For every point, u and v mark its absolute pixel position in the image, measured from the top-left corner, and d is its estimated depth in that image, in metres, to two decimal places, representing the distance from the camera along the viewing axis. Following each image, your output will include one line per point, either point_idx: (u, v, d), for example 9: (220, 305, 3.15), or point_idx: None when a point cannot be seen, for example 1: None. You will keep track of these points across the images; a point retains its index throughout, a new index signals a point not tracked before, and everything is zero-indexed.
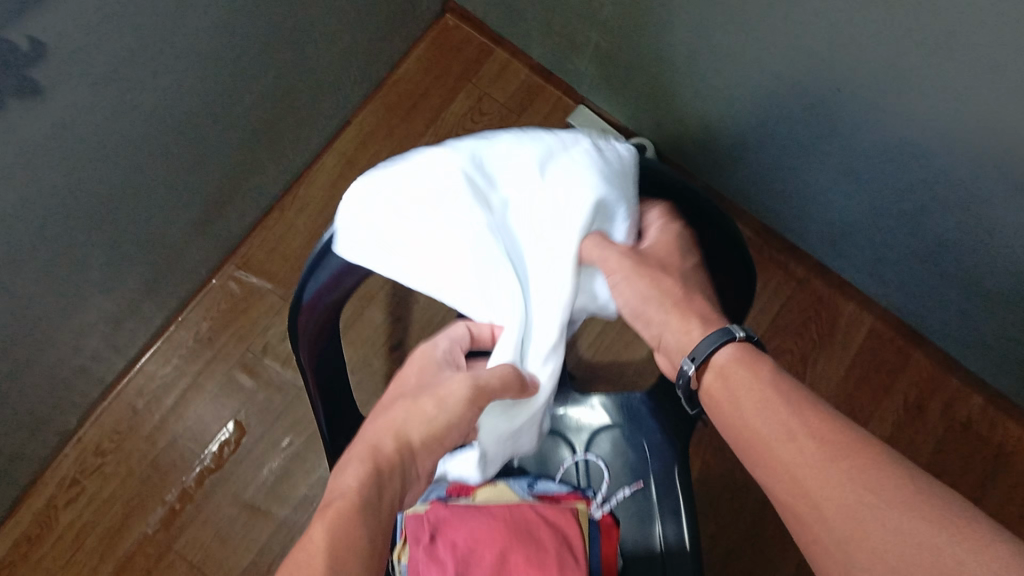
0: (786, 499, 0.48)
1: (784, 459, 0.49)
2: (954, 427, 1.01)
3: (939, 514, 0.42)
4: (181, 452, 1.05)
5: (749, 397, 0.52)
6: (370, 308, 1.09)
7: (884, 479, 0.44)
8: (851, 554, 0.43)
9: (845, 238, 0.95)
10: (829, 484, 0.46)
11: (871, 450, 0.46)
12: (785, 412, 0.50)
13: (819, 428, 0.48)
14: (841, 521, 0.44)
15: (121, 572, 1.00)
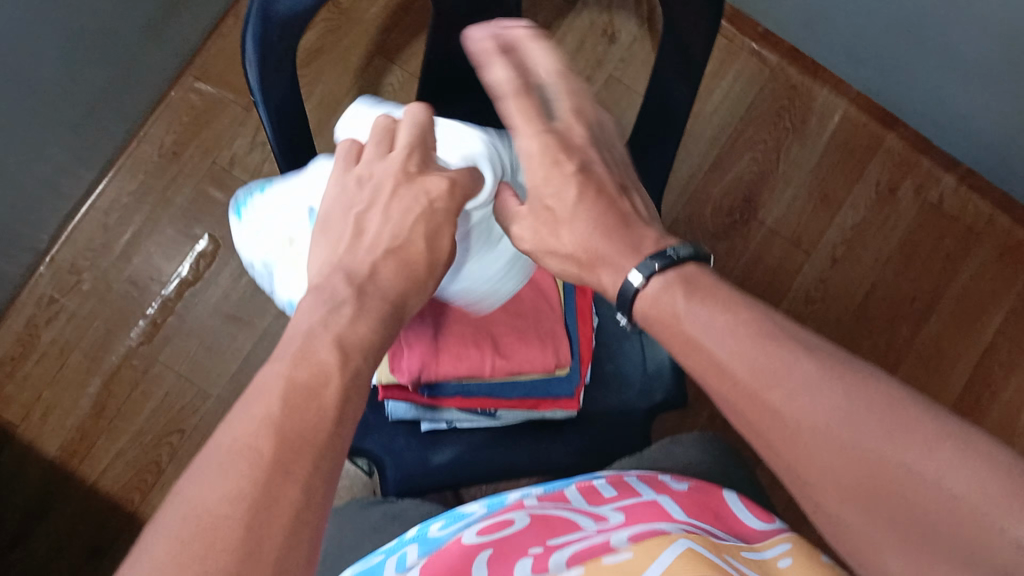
0: (733, 412, 0.42)
1: (725, 397, 0.42)
2: (925, 207, 1.10)
3: (900, 430, 0.36)
4: (156, 267, 1.06)
5: (687, 318, 0.45)
6: (337, 115, 1.08)
7: (842, 403, 0.38)
8: (811, 482, 0.39)
9: (824, 3, 1.00)
10: (773, 418, 0.40)
11: (807, 360, 0.40)
12: (715, 349, 0.43)
13: (740, 358, 0.42)
14: (792, 453, 0.39)
15: (109, 384, 1.03)
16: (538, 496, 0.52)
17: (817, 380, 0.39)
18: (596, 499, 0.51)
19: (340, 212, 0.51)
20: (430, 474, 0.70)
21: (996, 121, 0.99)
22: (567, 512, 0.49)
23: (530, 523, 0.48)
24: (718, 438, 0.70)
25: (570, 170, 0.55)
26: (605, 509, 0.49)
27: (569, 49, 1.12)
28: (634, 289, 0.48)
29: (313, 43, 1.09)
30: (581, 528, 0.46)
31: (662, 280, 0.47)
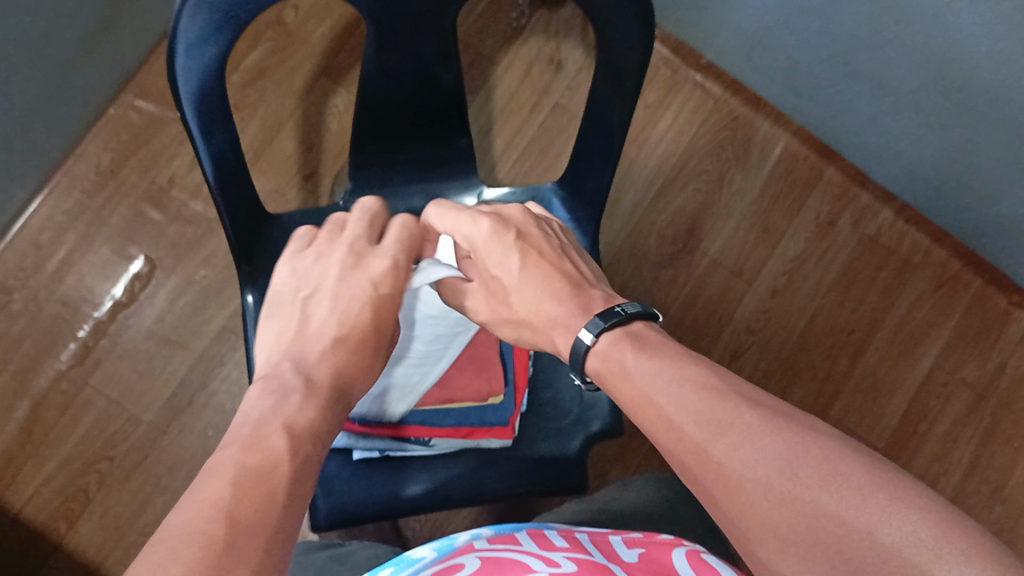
0: (680, 468, 0.41)
1: (674, 451, 0.41)
2: (863, 240, 1.12)
3: (837, 480, 0.35)
4: (89, 289, 1.03)
5: (636, 373, 0.45)
6: (280, 136, 1.07)
7: (783, 454, 0.37)
8: (750, 534, 0.37)
9: (767, 36, 1.02)
10: (716, 471, 0.38)
11: (751, 413, 0.39)
12: (664, 402, 0.42)
13: (688, 412, 0.41)
14: (734, 506, 0.37)
15: (37, 409, 1.00)
16: (489, 537, 0.48)
17: (762, 433, 0.38)
18: (547, 545, 0.46)
19: (289, 297, 0.55)
20: (358, 506, 0.69)
21: (928, 155, 1.02)
22: (518, 555, 0.44)
23: (481, 565, 0.43)
24: (664, 478, 0.70)
25: (511, 241, 0.56)
26: (557, 555, 0.44)
27: (515, 76, 1.12)
28: (585, 347, 0.49)
29: (257, 63, 1.08)
30: (533, 569, 0.41)
31: (610, 338, 0.48)
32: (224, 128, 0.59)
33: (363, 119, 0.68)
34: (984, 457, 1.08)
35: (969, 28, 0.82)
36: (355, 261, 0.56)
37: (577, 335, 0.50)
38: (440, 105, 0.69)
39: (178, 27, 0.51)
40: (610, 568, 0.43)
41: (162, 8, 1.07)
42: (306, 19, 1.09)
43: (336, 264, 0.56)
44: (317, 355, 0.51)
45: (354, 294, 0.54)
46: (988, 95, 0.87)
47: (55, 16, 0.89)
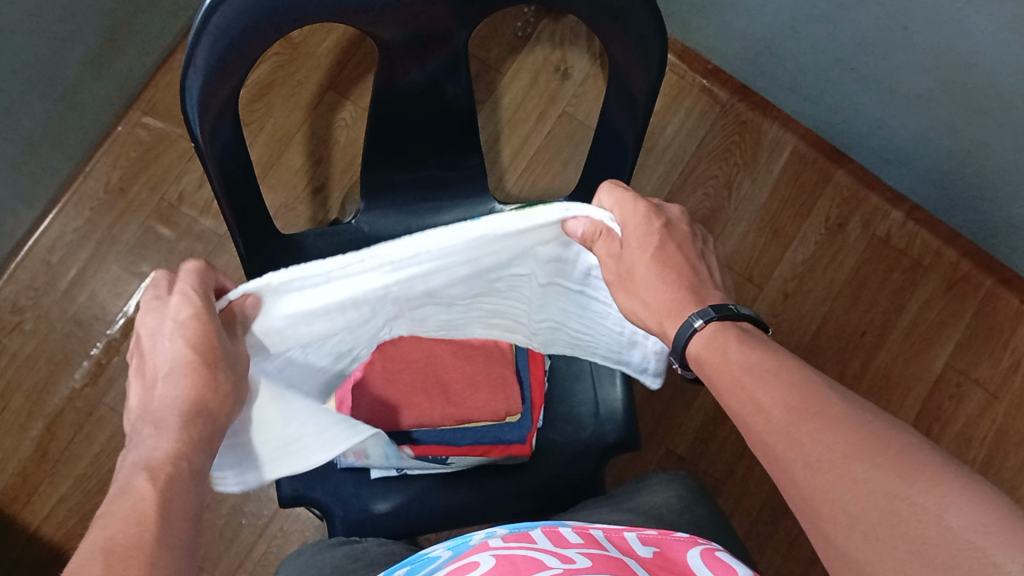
0: (761, 449, 0.42)
1: (756, 431, 0.42)
2: (875, 241, 1.12)
3: (914, 471, 0.36)
4: (101, 305, 1.04)
5: (730, 355, 0.45)
6: (289, 150, 1.08)
7: (863, 442, 0.38)
8: (823, 514, 0.38)
9: (775, 42, 1.02)
10: (798, 453, 0.39)
11: (838, 401, 0.40)
12: (749, 382, 0.43)
13: (775, 394, 0.42)
14: (807, 482, 0.39)
15: (51, 428, 1.00)
16: (504, 535, 0.47)
17: (846, 419, 0.39)
18: (561, 542, 0.46)
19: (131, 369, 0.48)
20: (377, 524, 0.69)
21: (939, 158, 1.02)
22: (533, 552, 0.44)
23: (495, 564, 0.43)
24: (677, 476, 0.70)
25: (659, 226, 0.51)
26: (571, 552, 0.44)
27: (522, 85, 1.12)
28: (692, 331, 0.47)
29: (264, 77, 1.08)
30: (547, 567, 0.42)
31: (719, 326, 0.47)
32: (231, 160, 0.59)
33: (376, 140, 0.68)
34: (998, 458, 1.08)
35: (975, 33, 0.82)
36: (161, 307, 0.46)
37: (685, 318, 0.48)
38: (451, 123, 0.69)
39: (192, 71, 0.51)
40: (626, 565, 0.43)
41: (170, 25, 1.07)
42: (312, 33, 1.09)
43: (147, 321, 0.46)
44: (157, 403, 0.44)
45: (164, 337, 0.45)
46: (996, 99, 0.87)
47: (61, 38, 0.89)
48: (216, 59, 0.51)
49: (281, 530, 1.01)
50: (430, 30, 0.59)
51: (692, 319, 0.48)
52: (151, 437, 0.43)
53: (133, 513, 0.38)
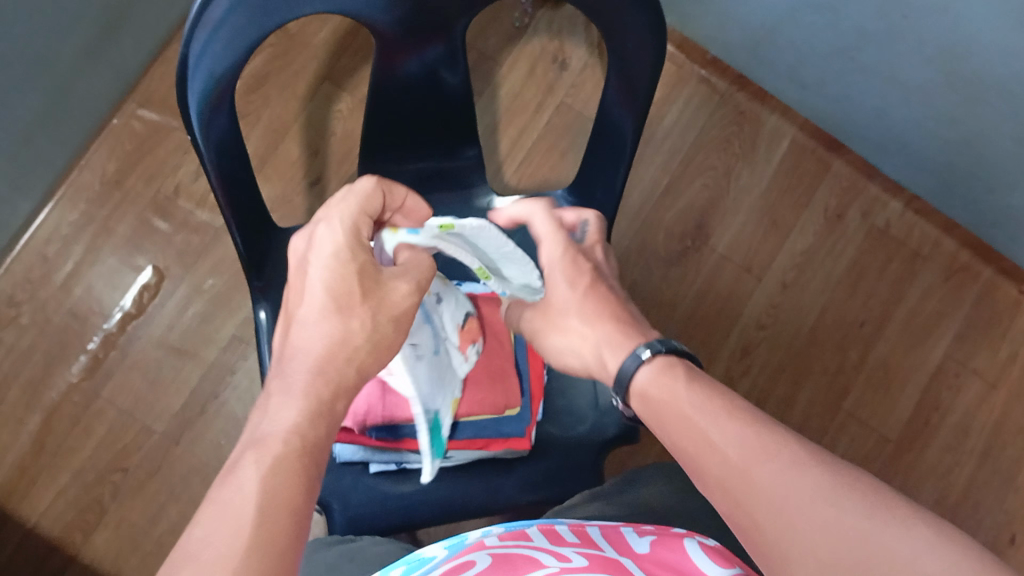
0: (717, 492, 0.42)
1: (713, 473, 0.42)
2: (872, 232, 1.12)
3: (879, 508, 0.36)
4: (97, 298, 1.03)
5: (688, 402, 0.46)
6: (285, 142, 1.07)
7: (824, 482, 0.38)
8: (786, 555, 0.37)
9: (774, 31, 1.01)
10: (762, 491, 0.39)
11: (798, 444, 0.41)
12: (710, 424, 0.44)
13: (736, 437, 0.42)
14: (771, 525, 0.38)
15: (49, 421, 1.00)
16: (499, 534, 0.48)
17: (807, 461, 0.40)
18: (558, 540, 0.47)
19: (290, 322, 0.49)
20: (376, 519, 0.68)
21: (937, 148, 1.02)
22: (529, 551, 0.45)
23: (492, 563, 0.44)
24: (674, 471, 0.69)
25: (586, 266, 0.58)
26: (568, 550, 0.45)
27: (519, 75, 1.11)
28: (641, 361, 0.50)
29: (259, 69, 1.07)
30: (543, 565, 0.43)
31: (664, 363, 0.50)
32: (233, 163, 0.59)
33: (372, 132, 0.68)
34: (995, 448, 1.09)
35: (975, 21, 0.81)
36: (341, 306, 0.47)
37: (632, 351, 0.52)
38: (450, 115, 0.69)
39: (192, 87, 0.51)
40: (621, 564, 0.43)
41: (164, 15, 1.06)
42: (309, 23, 1.09)
43: (320, 304, 0.47)
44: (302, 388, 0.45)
45: (330, 331, 0.47)
46: (995, 88, 0.87)
47: (53, 29, 0.88)
48: (212, 55, 0.51)
49: None
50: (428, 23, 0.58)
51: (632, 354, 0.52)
52: (284, 404, 0.44)
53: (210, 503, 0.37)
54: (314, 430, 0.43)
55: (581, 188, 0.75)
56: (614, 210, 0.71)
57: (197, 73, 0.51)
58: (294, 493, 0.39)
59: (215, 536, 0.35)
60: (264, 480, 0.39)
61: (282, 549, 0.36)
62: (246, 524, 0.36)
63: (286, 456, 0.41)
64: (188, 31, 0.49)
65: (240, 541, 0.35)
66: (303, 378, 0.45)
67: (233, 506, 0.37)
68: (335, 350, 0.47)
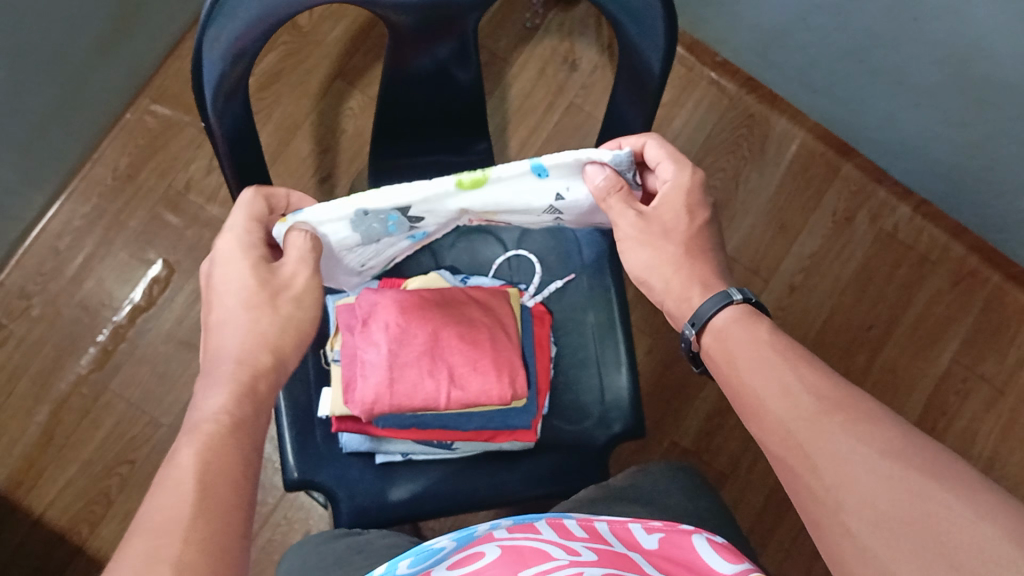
0: (779, 432, 0.44)
1: (779, 413, 0.44)
2: (880, 236, 1.12)
3: (943, 473, 0.38)
4: (107, 292, 1.04)
5: (762, 347, 0.48)
6: (296, 138, 1.08)
7: (895, 441, 0.40)
8: (843, 502, 0.40)
9: (784, 34, 1.02)
10: (830, 439, 0.42)
11: (872, 402, 0.43)
12: (785, 369, 0.46)
13: (810, 385, 0.45)
14: (832, 471, 0.41)
15: (57, 414, 1.00)
16: (507, 526, 0.47)
17: (876, 419, 0.42)
18: (567, 534, 0.46)
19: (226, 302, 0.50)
20: (382, 510, 0.69)
21: (946, 153, 1.02)
22: (539, 543, 0.45)
23: (501, 555, 0.44)
24: (681, 467, 0.70)
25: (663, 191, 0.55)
26: (578, 545, 0.45)
27: (529, 76, 1.12)
28: (728, 300, 0.51)
29: (272, 66, 1.08)
30: (553, 558, 0.43)
31: (741, 313, 0.50)
32: (248, 154, 0.60)
33: (383, 124, 0.69)
34: (1002, 454, 1.08)
35: (983, 24, 0.82)
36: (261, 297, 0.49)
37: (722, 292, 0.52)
38: (462, 109, 0.69)
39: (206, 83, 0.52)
40: (632, 560, 0.44)
41: (178, 12, 1.07)
42: (322, 21, 1.10)
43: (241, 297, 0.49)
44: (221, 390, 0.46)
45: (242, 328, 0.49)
46: (1004, 92, 0.87)
47: (69, 23, 0.89)
48: (227, 55, 0.51)
49: (285, 518, 1.00)
50: (441, 17, 0.58)
51: (714, 295, 0.52)
52: (212, 387, 0.46)
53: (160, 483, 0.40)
54: (242, 410, 0.46)
55: None
56: None
57: (212, 73, 0.51)
58: (228, 471, 0.42)
59: (158, 513, 0.38)
60: (199, 457, 0.42)
61: (221, 519, 0.39)
62: (187, 500, 0.39)
63: (218, 435, 0.43)
64: (200, 30, 0.49)
65: (181, 515, 0.38)
66: (226, 368, 0.47)
67: (170, 486, 0.40)
68: (250, 341, 0.49)
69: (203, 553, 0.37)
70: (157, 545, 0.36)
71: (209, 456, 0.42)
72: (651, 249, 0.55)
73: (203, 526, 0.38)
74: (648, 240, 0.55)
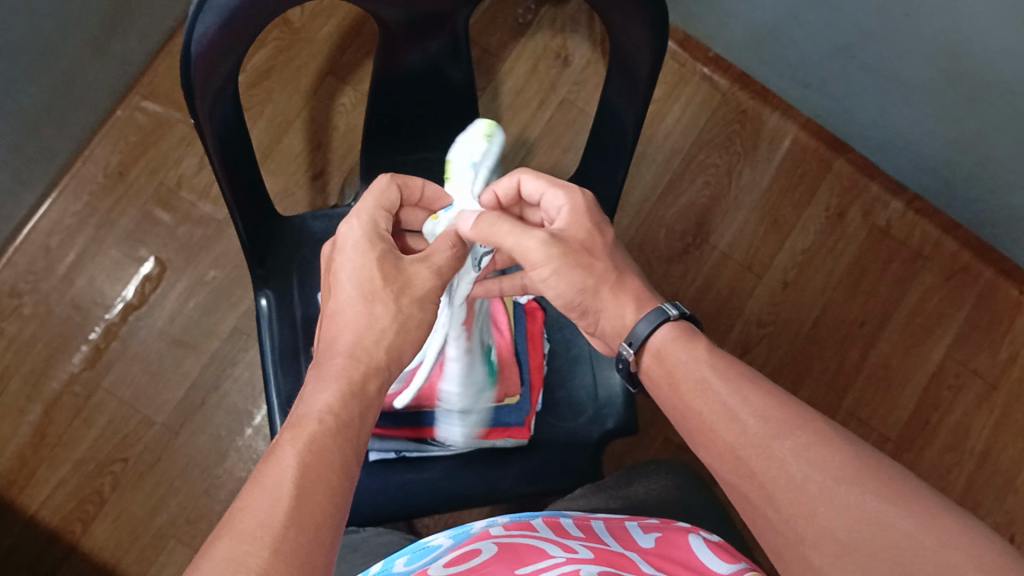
0: (731, 461, 0.44)
1: (727, 439, 0.44)
2: (873, 231, 1.12)
3: (904, 497, 0.38)
4: (99, 290, 1.04)
5: (712, 375, 0.47)
6: (288, 135, 1.07)
7: (850, 465, 0.40)
8: (802, 534, 0.39)
9: (776, 31, 1.02)
10: (780, 466, 0.41)
11: (823, 424, 0.42)
12: (729, 395, 0.45)
13: (758, 409, 0.44)
14: (788, 503, 0.40)
15: (49, 412, 1.00)
16: (504, 524, 0.48)
17: (830, 441, 0.41)
18: (563, 533, 0.47)
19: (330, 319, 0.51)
20: (378, 507, 0.68)
21: (938, 149, 1.02)
22: (536, 540, 0.45)
23: (497, 551, 0.44)
24: (674, 464, 0.70)
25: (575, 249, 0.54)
26: (574, 543, 0.45)
27: (522, 72, 1.12)
28: (667, 317, 0.51)
29: (263, 63, 1.08)
30: (550, 555, 0.42)
31: (676, 332, 0.51)
32: (238, 156, 0.60)
33: (374, 123, 0.69)
34: (995, 448, 1.09)
35: (977, 20, 0.82)
36: (368, 295, 0.50)
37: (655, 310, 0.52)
38: (453, 106, 0.69)
39: (197, 86, 0.52)
40: (629, 556, 0.44)
41: (169, 9, 1.06)
42: (314, 17, 1.09)
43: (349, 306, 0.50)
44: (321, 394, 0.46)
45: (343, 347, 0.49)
46: (996, 88, 0.87)
47: (59, 21, 0.89)
48: (213, 48, 0.51)
49: None
50: (432, 13, 0.58)
51: (650, 313, 0.52)
52: (318, 391, 0.46)
53: (257, 481, 0.38)
54: (346, 412, 0.45)
55: (581, 180, 0.75)
56: (616, 201, 0.71)
57: (201, 71, 0.51)
58: (328, 472, 0.40)
59: (254, 510, 0.36)
60: (300, 459, 0.40)
61: (316, 533, 0.37)
62: (280, 501, 0.37)
63: (321, 436, 0.42)
64: (191, 22, 0.49)
65: (277, 515, 0.36)
66: (337, 363, 0.48)
67: (270, 483, 0.38)
68: (365, 336, 0.49)
69: (297, 559, 0.35)
70: (244, 548, 0.34)
71: (313, 459, 0.40)
72: (581, 269, 0.53)
73: (295, 534, 0.36)
74: (570, 259, 0.53)
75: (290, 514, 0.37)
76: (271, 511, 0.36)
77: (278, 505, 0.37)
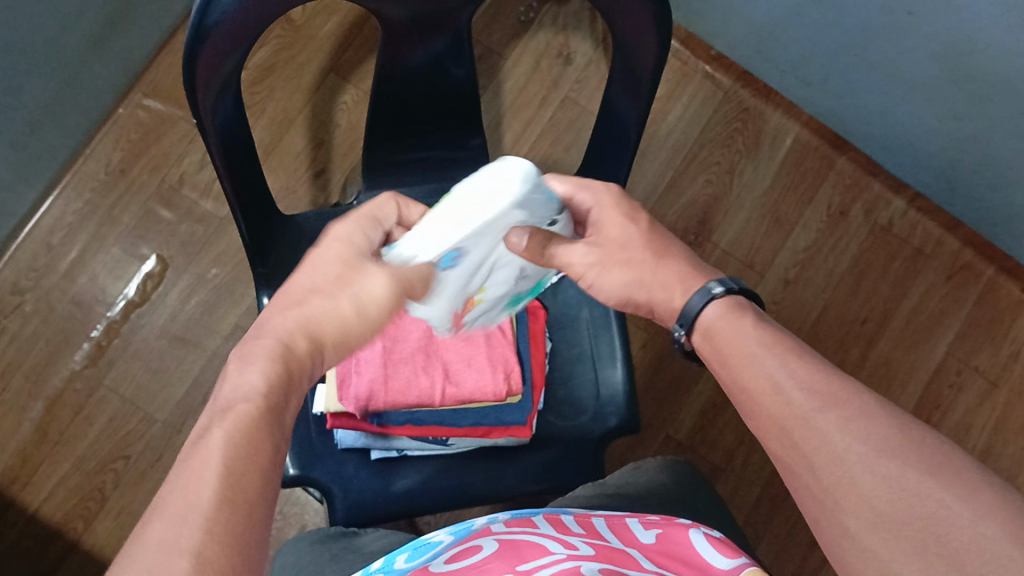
0: (777, 429, 0.44)
1: (771, 409, 0.44)
2: (875, 229, 1.12)
3: (946, 471, 0.38)
4: (100, 287, 1.04)
5: (756, 343, 0.47)
6: (289, 133, 1.07)
7: (892, 439, 0.40)
8: (839, 503, 0.39)
9: (779, 29, 1.02)
10: (822, 437, 0.41)
11: (869, 395, 0.42)
12: (777, 366, 0.45)
13: (807, 381, 0.44)
14: (830, 473, 0.40)
15: (51, 410, 1.00)
16: (506, 521, 0.48)
17: (873, 413, 0.41)
18: (564, 529, 0.47)
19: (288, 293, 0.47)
20: (379, 505, 0.69)
21: (940, 148, 1.02)
22: (537, 537, 0.45)
23: (498, 548, 0.44)
24: (676, 462, 0.70)
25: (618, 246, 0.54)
26: (574, 540, 0.44)
27: (524, 70, 1.12)
28: (713, 293, 0.50)
29: (265, 59, 1.08)
30: (549, 551, 0.42)
31: (725, 304, 0.50)
32: (240, 156, 0.60)
33: (377, 122, 0.69)
34: (996, 447, 1.09)
35: (980, 18, 0.81)
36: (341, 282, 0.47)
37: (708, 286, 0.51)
38: (456, 104, 0.69)
39: (200, 85, 0.52)
40: (628, 553, 0.43)
41: (171, 6, 1.06)
42: (315, 15, 1.09)
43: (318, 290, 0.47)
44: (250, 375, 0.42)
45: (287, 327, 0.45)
46: (998, 86, 0.87)
47: (59, 17, 0.88)
48: (220, 49, 0.51)
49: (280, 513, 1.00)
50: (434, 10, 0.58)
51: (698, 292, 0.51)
52: (246, 366, 0.43)
53: (189, 465, 0.37)
54: (275, 392, 0.42)
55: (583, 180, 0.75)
56: None
57: (204, 71, 0.51)
58: (260, 453, 0.38)
59: (188, 490, 0.35)
60: (231, 443, 0.38)
61: (248, 517, 0.35)
62: (212, 483, 0.35)
63: (250, 417, 0.40)
64: (194, 21, 0.49)
65: (204, 496, 0.35)
66: (268, 341, 0.44)
67: (197, 466, 0.36)
68: (321, 319, 0.46)
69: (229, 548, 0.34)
70: (177, 533, 0.33)
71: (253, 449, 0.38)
72: (625, 266, 0.54)
73: (226, 518, 0.34)
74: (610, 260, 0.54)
75: (218, 493, 0.35)
76: (200, 493, 0.35)
77: (206, 489, 0.35)
